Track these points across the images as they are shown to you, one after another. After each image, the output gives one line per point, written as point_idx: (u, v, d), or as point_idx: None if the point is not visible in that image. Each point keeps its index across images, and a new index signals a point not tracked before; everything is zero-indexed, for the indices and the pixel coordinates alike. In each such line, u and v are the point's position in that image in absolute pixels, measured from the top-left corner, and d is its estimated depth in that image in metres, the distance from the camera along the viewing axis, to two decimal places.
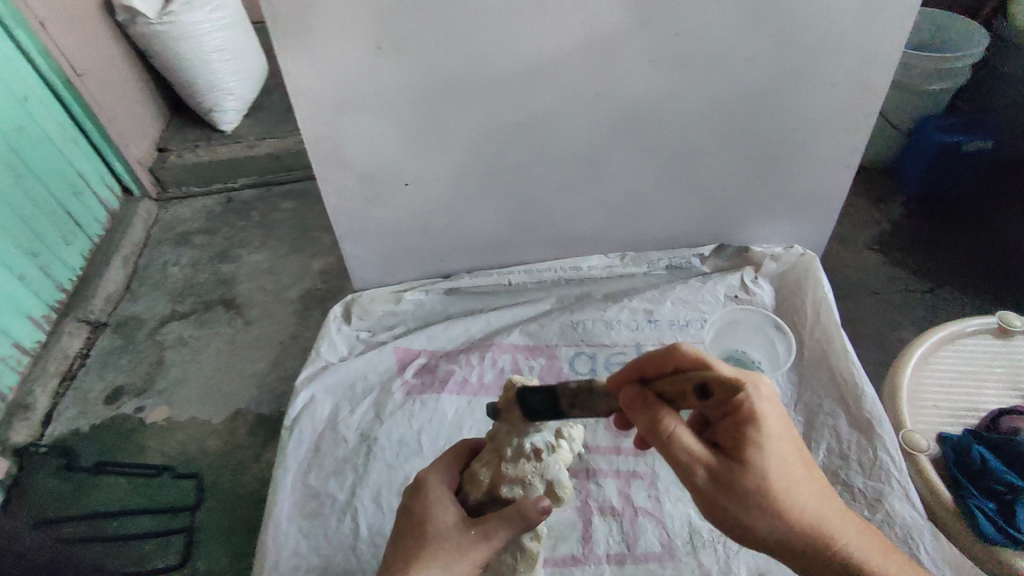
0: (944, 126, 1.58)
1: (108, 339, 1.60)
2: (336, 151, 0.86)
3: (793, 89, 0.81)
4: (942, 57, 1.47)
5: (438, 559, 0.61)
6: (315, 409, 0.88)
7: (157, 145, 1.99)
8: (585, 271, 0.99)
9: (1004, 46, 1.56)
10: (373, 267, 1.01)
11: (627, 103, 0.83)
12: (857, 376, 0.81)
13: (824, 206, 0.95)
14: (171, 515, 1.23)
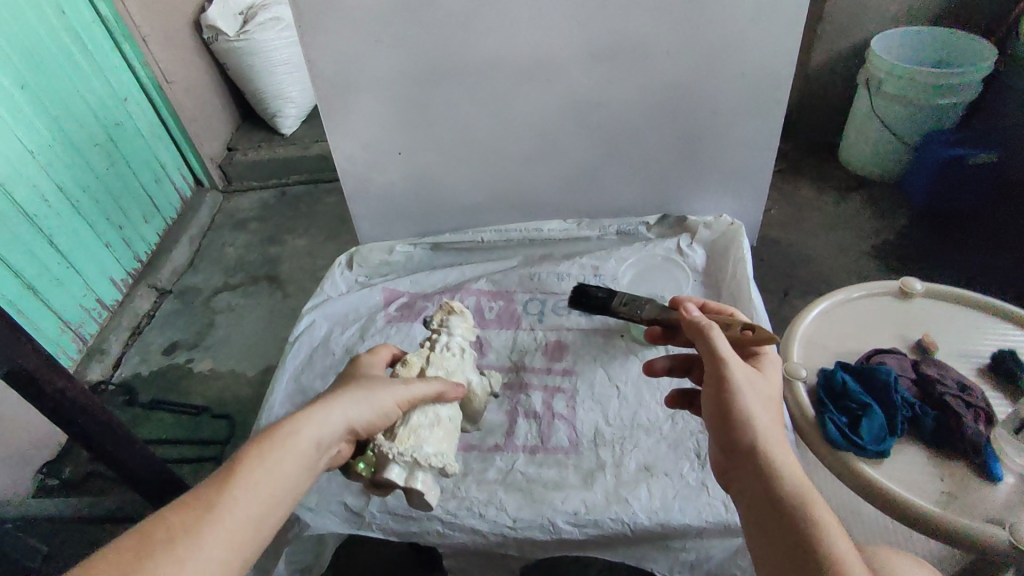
0: (950, 142, 1.77)
1: (172, 304, 2.11)
2: (342, 122, 1.08)
3: (707, 77, 0.98)
4: (942, 74, 1.68)
5: (378, 391, 0.65)
6: (313, 329, 1.08)
7: (227, 146, 2.61)
8: (545, 234, 1.15)
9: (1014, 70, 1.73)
10: (374, 224, 1.23)
11: (574, 89, 1.01)
12: (755, 317, 0.95)
13: (755, 182, 1.09)
14: (204, 446, 1.63)
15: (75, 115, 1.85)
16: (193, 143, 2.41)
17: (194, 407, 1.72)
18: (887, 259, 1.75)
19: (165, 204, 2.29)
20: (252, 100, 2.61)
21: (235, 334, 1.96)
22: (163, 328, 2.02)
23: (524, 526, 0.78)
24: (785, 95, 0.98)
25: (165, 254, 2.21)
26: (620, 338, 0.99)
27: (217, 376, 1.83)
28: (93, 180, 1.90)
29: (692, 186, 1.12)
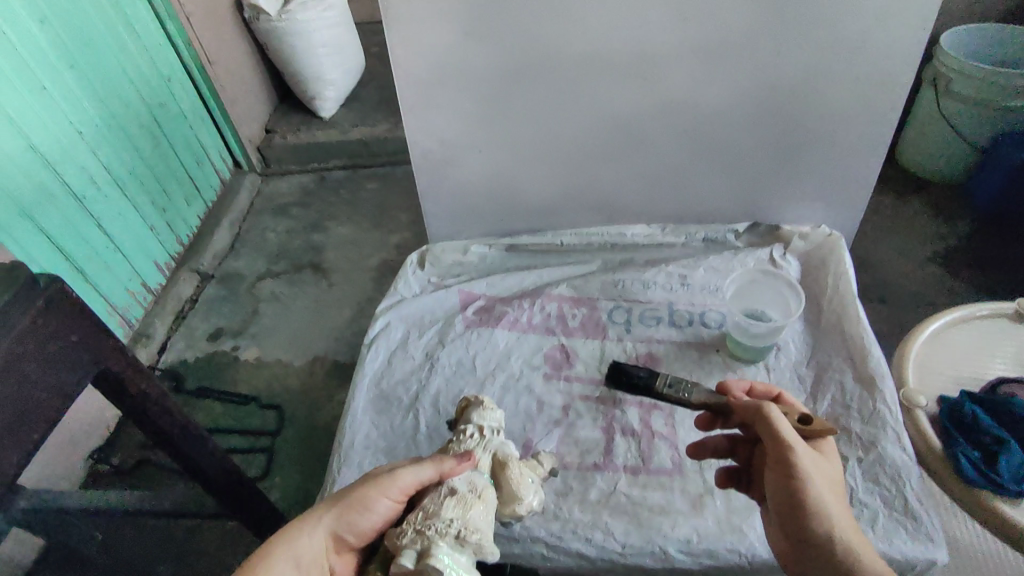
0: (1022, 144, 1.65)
1: (214, 290, 2.07)
2: (423, 118, 1.02)
3: (817, 80, 0.92)
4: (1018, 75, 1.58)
5: (352, 493, 0.70)
6: (390, 330, 1.05)
7: (266, 128, 2.54)
8: (629, 238, 1.11)
9: None
10: (445, 223, 1.18)
11: (671, 88, 0.95)
12: (866, 338, 0.90)
13: (854, 190, 1.04)
14: (256, 437, 1.61)
15: (121, 96, 1.78)
16: (232, 124, 2.34)
17: (243, 396, 1.70)
18: (952, 268, 1.70)
19: (204, 185, 2.24)
20: (291, 82, 2.51)
21: (281, 323, 1.92)
22: (207, 315, 1.99)
23: (633, 552, 0.77)
24: (897, 99, 0.93)
25: (206, 239, 2.17)
26: (715, 353, 0.96)
27: (265, 365, 1.80)
28: (139, 163, 1.85)
29: (787, 193, 1.06)
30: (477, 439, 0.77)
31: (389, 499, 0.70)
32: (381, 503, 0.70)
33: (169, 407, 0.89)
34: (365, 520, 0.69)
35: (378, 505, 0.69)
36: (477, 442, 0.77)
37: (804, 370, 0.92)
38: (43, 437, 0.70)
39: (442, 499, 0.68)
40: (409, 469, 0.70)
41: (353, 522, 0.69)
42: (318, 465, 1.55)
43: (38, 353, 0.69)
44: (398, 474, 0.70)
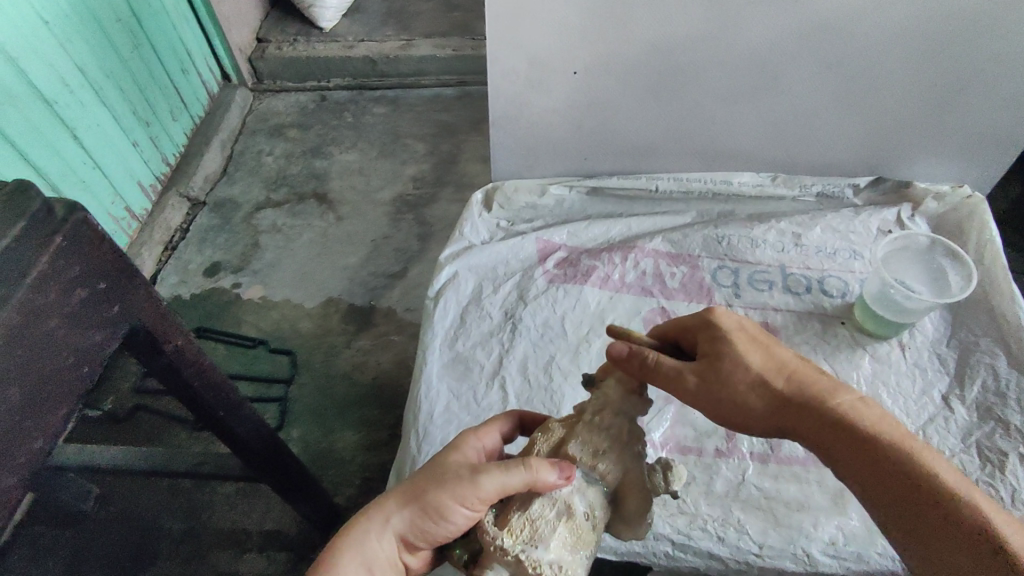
0: None
1: (207, 218, 1.81)
2: (514, 27, 0.83)
3: (1002, 11, 0.77)
4: None
5: (428, 492, 0.54)
6: (459, 283, 0.91)
7: (257, 37, 2.16)
8: (735, 187, 0.97)
9: None
10: (516, 158, 1.01)
11: (826, 8, 0.78)
12: (1022, 320, 0.79)
13: (997, 146, 0.91)
14: (266, 385, 1.44)
15: None
16: (222, 29, 1.96)
17: (249, 339, 1.51)
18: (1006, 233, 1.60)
19: (190, 98, 1.89)
20: None
21: (286, 259, 1.70)
22: (201, 247, 1.74)
23: (774, 555, 0.68)
24: None
25: (195, 159, 1.85)
26: (840, 325, 0.85)
27: (271, 306, 1.60)
28: (114, 65, 1.51)
29: (923, 145, 0.93)
30: (613, 437, 0.58)
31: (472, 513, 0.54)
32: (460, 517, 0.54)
33: (205, 367, 0.72)
34: (442, 530, 0.54)
35: (456, 518, 0.54)
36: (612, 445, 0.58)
37: (944, 350, 0.82)
38: (69, 413, 0.55)
39: (555, 523, 0.53)
40: (503, 477, 0.52)
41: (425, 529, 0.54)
42: (339, 416, 1.39)
43: (60, 305, 0.52)
44: (492, 480, 0.52)
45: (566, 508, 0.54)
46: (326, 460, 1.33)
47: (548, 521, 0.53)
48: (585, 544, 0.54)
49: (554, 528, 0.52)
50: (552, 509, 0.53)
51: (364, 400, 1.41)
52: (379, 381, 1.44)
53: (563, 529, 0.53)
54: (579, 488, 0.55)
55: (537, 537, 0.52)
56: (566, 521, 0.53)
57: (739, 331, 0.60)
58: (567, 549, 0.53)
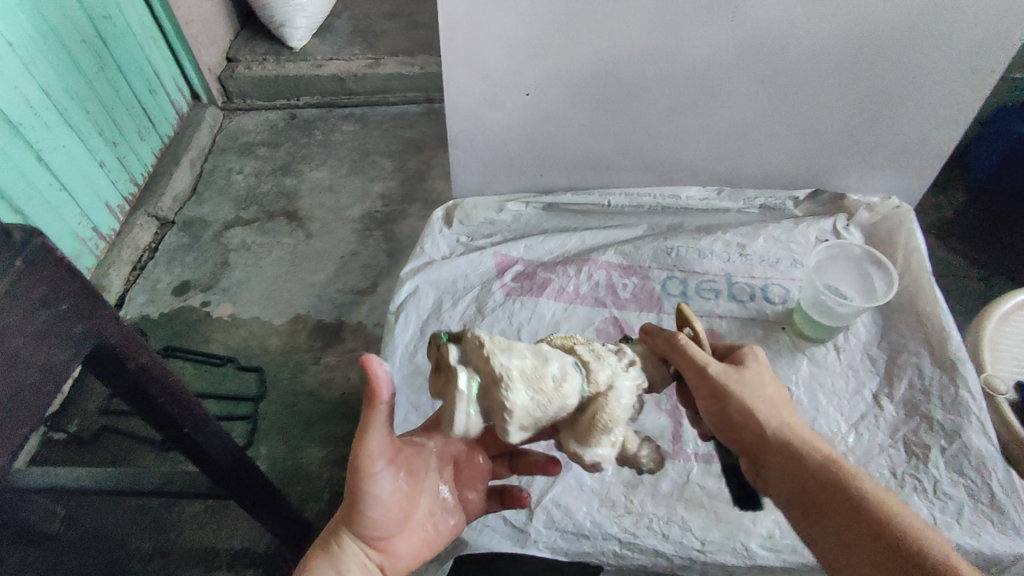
0: None
1: (176, 237, 1.81)
2: (467, 50, 0.87)
3: (918, 36, 0.83)
4: None
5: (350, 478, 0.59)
6: (419, 297, 0.94)
7: (227, 56, 2.18)
8: (683, 201, 1.02)
9: None
10: (475, 175, 1.05)
11: (757, 33, 0.84)
12: (945, 322, 0.85)
13: (924, 159, 0.98)
14: (235, 402, 1.44)
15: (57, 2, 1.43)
16: (190, 49, 1.97)
17: (218, 357, 1.52)
18: (949, 240, 1.68)
19: (158, 117, 1.90)
20: (255, 6, 2.18)
21: (256, 277, 1.71)
22: (170, 266, 1.74)
23: (715, 549, 0.72)
24: (997, 62, 0.85)
25: (164, 178, 1.86)
26: (780, 330, 0.89)
27: (241, 323, 1.60)
28: (81, 86, 1.52)
29: (855, 159, 0.99)
30: (610, 361, 0.61)
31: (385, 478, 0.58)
32: (381, 489, 0.58)
33: (171, 385, 0.73)
34: (374, 511, 0.58)
35: (374, 492, 0.58)
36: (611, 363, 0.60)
37: (874, 351, 0.87)
38: (29, 431, 0.56)
39: (525, 356, 0.53)
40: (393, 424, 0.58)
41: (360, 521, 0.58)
42: (307, 431, 1.40)
43: (20, 326, 0.53)
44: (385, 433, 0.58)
45: (542, 355, 0.54)
46: (295, 475, 1.34)
47: (523, 349, 0.54)
48: (533, 396, 0.52)
49: (525, 355, 0.53)
50: (530, 350, 0.54)
51: (333, 415, 1.42)
52: (349, 396, 1.45)
53: (528, 365, 0.52)
54: (564, 357, 0.57)
55: (509, 342, 0.53)
56: (536, 364, 0.53)
57: (769, 371, 0.64)
58: (518, 379, 0.51)
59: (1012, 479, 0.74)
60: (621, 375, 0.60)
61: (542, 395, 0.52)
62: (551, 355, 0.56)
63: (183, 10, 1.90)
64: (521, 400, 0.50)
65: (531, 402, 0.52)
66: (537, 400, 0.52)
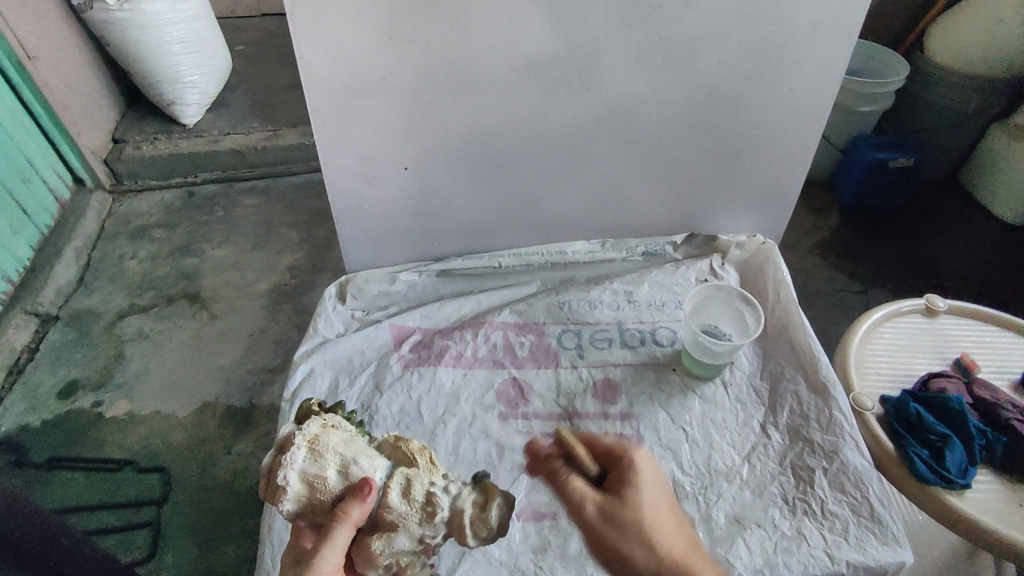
0: (876, 144, 1.83)
1: (61, 334, 1.68)
2: (340, 131, 0.88)
3: (752, 92, 0.92)
4: (864, 84, 1.75)
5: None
6: (315, 380, 0.93)
7: (114, 137, 2.10)
8: (570, 256, 1.06)
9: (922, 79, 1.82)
10: (366, 249, 1.04)
11: (613, 98, 0.90)
12: (814, 348, 0.92)
13: (781, 198, 1.07)
14: (135, 509, 1.33)
15: None
16: (69, 134, 1.89)
17: (113, 461, 1.40)
18: (831, 260, 1.82)
19: (35, 208, 1.78)
20: (141, 86, 2.12)
21: (154, 367, 1.61)
22: (54, 365, 1.61)
23: None
24: (824, 109, 0.96)
25: (44, 272, 1.74)
26: (672, 372, 0.93)
27: (138, 419, 1.49)
28: None
29: (722, 203, 1.07)
30: (417, 508, 0.62)
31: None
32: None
33: None
34: None
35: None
36: (411, 511, 0.62)
37: (758, 382, 0.92)
38: None
39: (316, 465, 0.63)
40: (353, 529, 0.61)
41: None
42: (218, 529, 1.30)
43: None
44: (340, 539, 0.60)
45: (344, 472, 0.63)
46: None
47: (332, 459, 0.63)
48: (302, 502, 0.63)
49: (322, 466, 0.62)
50: (343, 462, 0.63)
51: (247, 508, 1.34)
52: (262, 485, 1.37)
53: (320, 475, 0.62)
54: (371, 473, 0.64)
55: (317, 450, 0.63)
56: (327, 478, 0.62)
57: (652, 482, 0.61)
58: (296, 487, 0.62)
59: (886, 490, 0.79)
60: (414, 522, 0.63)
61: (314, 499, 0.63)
62: (361, 475, 0.63)
63: (58, 96, 1.83)
64: (287, 503, 0.62)
65: (297, 509, 0.63)
66: (308, 507, 0.63)
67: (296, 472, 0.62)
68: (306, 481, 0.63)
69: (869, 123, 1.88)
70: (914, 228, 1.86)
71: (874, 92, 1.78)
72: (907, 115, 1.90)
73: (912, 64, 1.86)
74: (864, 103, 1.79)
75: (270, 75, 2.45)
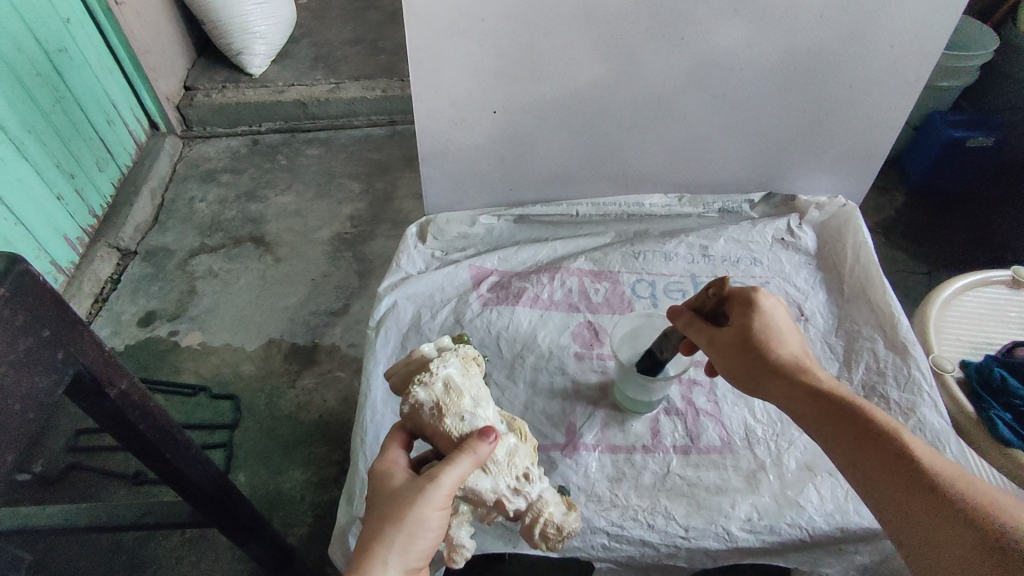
0: (954, 120, 1.76)
1: (139, 267, 1.77)
2: (435, 74, 0.90)
3: (852, 50, 0.91)
4: (950, 57, 1.68)
5: (417, 497, 0.57)
6: (398, 312, 0.97)
7: (186, 84, 2.16)
8: (646, 208, 1.08)
9: (1013, 53, 1.74)
10: (447, 193, 1.07)
11: (707, 50, 0.90)
12: (894, 309, 0.93)
13: (863, 161, 1.06)
14: (210, 431, 1.41)
15: (7, 31, 1.40)
16: (147, 78, 1.95)
17: (189, 387, 1.48)
18: (895, 237, 1.77)
19: (117, 148, 1.86)
20: (212, 34, 2.16)
21: (225, 303, 1.69)
22: (134, 296, 1.70)
23: (698, 535, 0.75)
24: (924, 69, 0.93)
25: (124, 209, 1.82)
26: None
27: (211, 351, 1.58)
28: (36, 119, 1.48)
29: (802, 163, 1.07)
30: (513, 472, 0.67)
31: (443, 510, 0.58)
32: (433, 518, 0.57)
33: (151, 410, 0.74)
34: (420, 533, 0.56)
35: (436, 521, 0.57)
36: (512, 471, 0.66)
37: (833, 339, 0.94)
38: (15, 458, 0.57)
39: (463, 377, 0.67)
40: (475, 465, 0.60)
41: (412, 548, 0.56)
42: (287, 454, 1.38)
43: (6, 353, 0.55)
44: (469, 463, 0.59)
45: (477, 401, 0.67)
46: (277, 501, 1.31)
47: (471, 384, 0.68)
48: (431, 401, 0.65)
49: (466, 385, 0.67)
50: (479, 395, 0.68)
51: (313, 438, 1.41)
52: (326, 418, 1.44)
53: (461, 390, 0.66)
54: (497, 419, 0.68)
55: (469, 372, 0.69)
56: (465, 396, 0.66)
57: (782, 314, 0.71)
58: (438, 382, 0.66)
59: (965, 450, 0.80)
60: (502, 479, 0.66)
61: (444, 401, 0.65)
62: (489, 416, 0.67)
63: (138, 38, 1.88)
64: (421, 390, 0.65)
65: (425, 406, 0.65)
66: (432, 411, 0.65)
67: (448, 373, 0.67)
68: (449, 382, 0.66)
69: (949, 98, 1.80)
70: (986, 209, 1.80)
71: (959, 66, 1.71)
72: (990, 91, 1.82)
73: (1001, 38, 1.77)
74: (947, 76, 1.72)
75: (333, 28, 2.47)
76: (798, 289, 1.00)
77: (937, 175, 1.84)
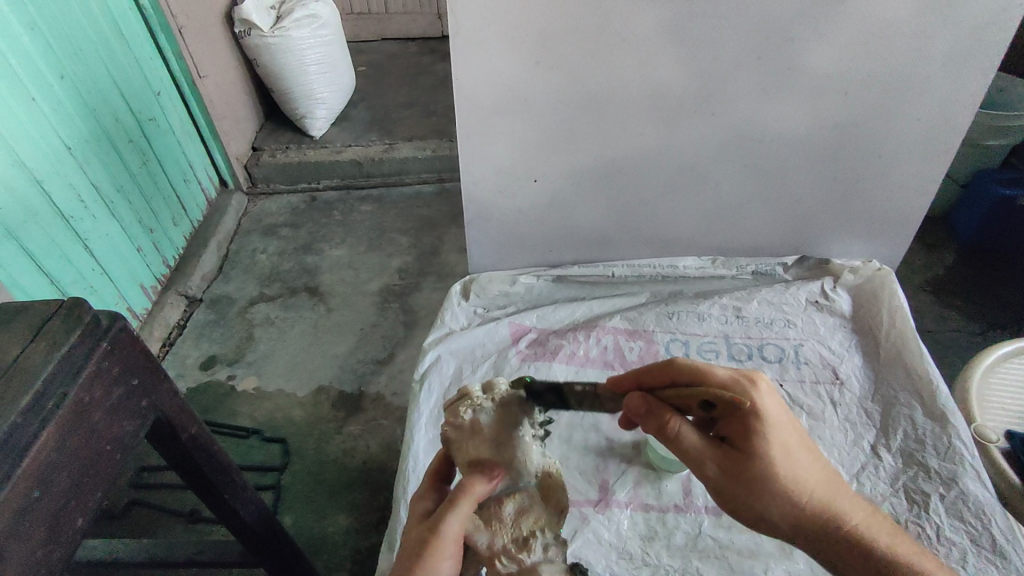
0: (1003, 179, 1.74)
1: (204, 314, 1.91)
2: (482, 147, 0.98)
3: (879, 123, 0.95)
4: (995, 118, 1.68)
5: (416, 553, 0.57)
6: (441, 366, 1.03)
7: (254, 146, 2.35)
8: (680, 270, 1.13)
9: None
10: (490, 253, 1.14)
11: (739, 125, 0.96)
12: (932, 376, 0.93)
13: (897, 227, 1.08)
14: (260, 473, 1.49)
15: (110, 105, 1.59)
16: (222, 141, 2.14)
17: (244, 429, 1.57)
18: (945, 296, 1.74)
19: (191, 204, 2.04)
20: (279, 100, 2.36)
21: (279, 350, 1.79)
22: (197, 342, 1.82)
23: None
24: (953, 141, 0.96)
25: (193, 260, 1.97)
26: (779, 387, 0.98)
27: (264, 396, 1.67)
28: (127, 180, 1.65)
29: (835, 228, 1.10)
30: (516, 533, 0.63)
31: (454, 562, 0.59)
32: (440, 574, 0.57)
33: (215, 452, 0.81)
34: None
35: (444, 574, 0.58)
36: (512, 530, 0.63)
37: (869, 405, 0.95)
38: (101, 496, 0.62)
39: (491, 419, 0.66)
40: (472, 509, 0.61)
41: None
42: (332, 498, 1.44)
43: (104, 400, 0.61)
44: (464, 512, 0.60)
45: (501, 446, 0.65)
46: (320, 545, 1.36)
47: (495, 428, 0.66)
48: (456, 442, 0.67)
49: (493, 428, 0.66)
50: (508, 440, 0.66)
51: (356, 484, 1.46)
52: (369, 464, 1.50)
53: (486, 433, 0.65)
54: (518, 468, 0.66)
55: (502, 414, 0.67)
56: (487, 442, 0.65)
57: (779, 408, 0.63)
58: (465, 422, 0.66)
59: (1012, 523, 0.81)
60: (503, 536, 0.62)
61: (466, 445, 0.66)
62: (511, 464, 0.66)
63: (215, 107, 2.08)
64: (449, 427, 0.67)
65: (453, 442, 0.67)
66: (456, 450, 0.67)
67: (476, 415, 0.66)
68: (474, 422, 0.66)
69: (997, 156, 1.79)
70: None
71: (1004, 126, 1.71)
72: None
73: None
74: (993, 137, 1.71)
75: (388, 94, 2.66)
76: (833, 352, 1.01)
77: (987, 233, 1.81)
